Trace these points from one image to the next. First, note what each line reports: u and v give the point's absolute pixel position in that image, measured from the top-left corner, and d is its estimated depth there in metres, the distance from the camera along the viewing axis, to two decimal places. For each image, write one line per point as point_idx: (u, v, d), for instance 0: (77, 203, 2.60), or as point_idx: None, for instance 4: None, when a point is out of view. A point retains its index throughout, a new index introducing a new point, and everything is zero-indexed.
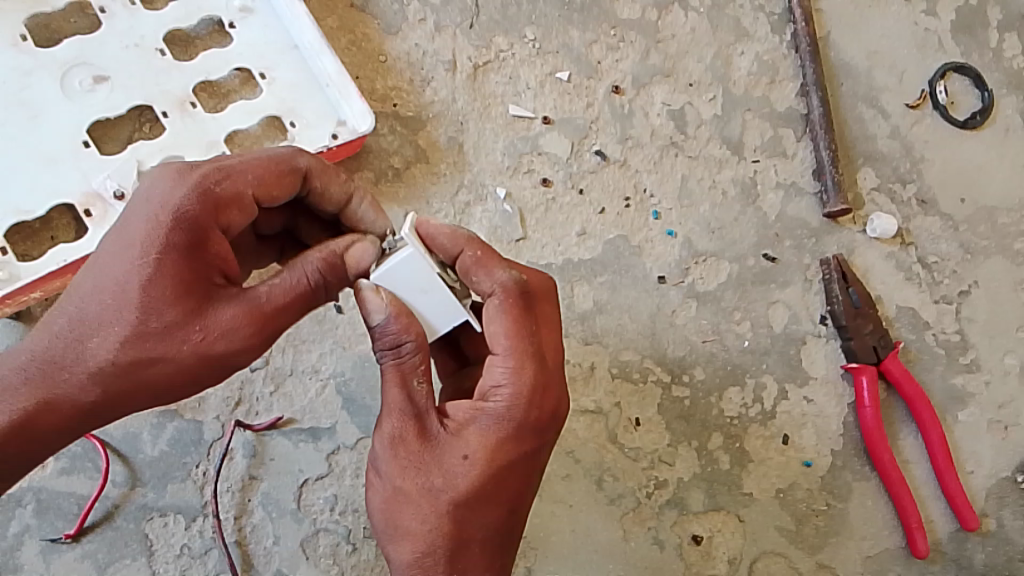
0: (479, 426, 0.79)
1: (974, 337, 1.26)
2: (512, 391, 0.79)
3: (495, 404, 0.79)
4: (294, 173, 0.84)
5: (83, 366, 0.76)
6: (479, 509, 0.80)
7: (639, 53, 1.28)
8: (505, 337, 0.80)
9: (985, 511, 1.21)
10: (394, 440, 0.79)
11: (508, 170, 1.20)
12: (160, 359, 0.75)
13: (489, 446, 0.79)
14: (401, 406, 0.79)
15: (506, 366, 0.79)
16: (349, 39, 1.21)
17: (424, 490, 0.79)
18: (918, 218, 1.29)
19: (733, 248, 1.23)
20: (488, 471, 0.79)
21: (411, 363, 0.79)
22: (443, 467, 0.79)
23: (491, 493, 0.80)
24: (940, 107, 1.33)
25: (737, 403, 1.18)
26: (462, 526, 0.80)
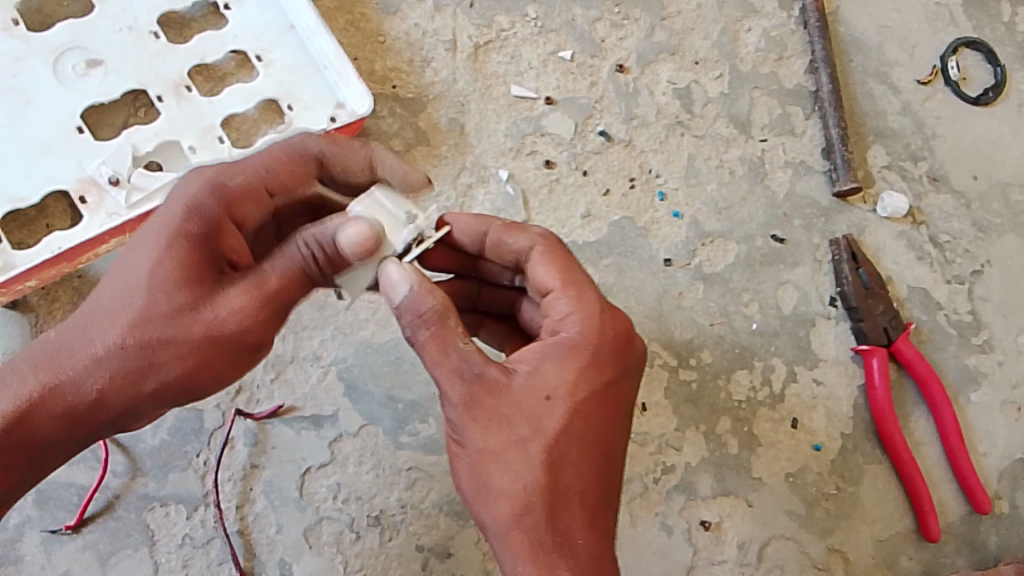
0: (551, 364, 0.77)
1: (987, 316, 1.24)
2: (580, 321, 0.78)
3: (563, 339, 0.78)
4: (309, 162, 0.85)
5: (88, 359, 0.76)
6: (570, 453, 0.76)
7: (643, 30, 1.25)
8: (557, 274, 0.81)
9: (999, 493, 1.19)
10: (467, 403, 0.75)
11: (510, 151, 1.18)
12: (168, 345, 0.76)
13: (567, 380, 0.76)
14: (459, 368, 0.75)
15: (566, 297, 0.80)
16: (346, 19, 1.19)
17: (509, 445, 0.75)
18: (930, 195, 1.27)
19: (741, 229, 1.21)
20: (573, 402, 0.76)
21: (450, 322, 0.75)
22: (524, 413, 0.75)
23: (578, 432, 0.76)
24: (953, 83, 1.31)
25: (746, 386, 1.16)
26: (561, 477, 0.75)
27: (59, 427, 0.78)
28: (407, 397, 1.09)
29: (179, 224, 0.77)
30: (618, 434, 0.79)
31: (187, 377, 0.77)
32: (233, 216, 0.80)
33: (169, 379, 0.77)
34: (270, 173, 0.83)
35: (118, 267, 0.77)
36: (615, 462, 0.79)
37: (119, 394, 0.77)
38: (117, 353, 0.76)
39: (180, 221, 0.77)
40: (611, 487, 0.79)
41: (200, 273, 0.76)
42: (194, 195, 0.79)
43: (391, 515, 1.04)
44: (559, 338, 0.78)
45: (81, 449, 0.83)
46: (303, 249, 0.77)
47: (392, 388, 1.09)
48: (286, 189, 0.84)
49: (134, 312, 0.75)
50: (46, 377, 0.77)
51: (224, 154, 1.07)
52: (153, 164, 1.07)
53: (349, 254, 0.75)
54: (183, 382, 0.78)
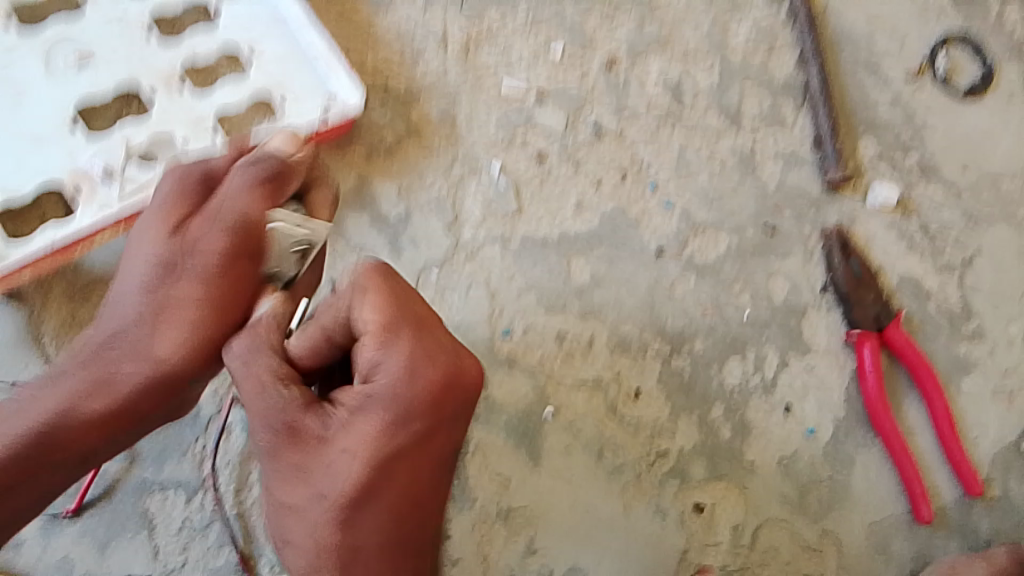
0: (359, 422, 0.73)
1: (978, 305, 1.25)
2: (401, 372, 0.73)
3: (381, 389, 0.73)
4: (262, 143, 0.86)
5: (116, 342, 0.80)
6: (361, 516, 0.76)
7: (634, 21, 1.26)
8: (370, 322, 0.73)
9: (991, 478, 1.20)
10: (271, 450, 0.76)
11: (502, 143, 1.19)
12: (179, 298, 0.79)
13: (365, 441, 0.73)
14: (265, 414, 0.75)
15: (373, 350, 0.73)
16: (337, 12, 1.19)
17: (307, 495, 0.76)
18: (920, 185, 1.28)
19: (732, 219, 1.22)
20: (365, 466, 0.73)
21: (263, 368, 0.76)
22: (325, 464, 0.74)
23: (377, 487, 0.75)
24: (940, 76, 1.32)
25: (738, 374, 1.17)
26: (353, 529, 0.77)
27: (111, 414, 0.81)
28: None
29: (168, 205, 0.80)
30: (423, 481, 0.78)
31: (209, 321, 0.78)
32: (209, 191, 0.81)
33: (185, 335, 0.79)
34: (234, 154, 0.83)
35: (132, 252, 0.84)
36: (416, 513, 0.79)
37: (143, 361, 0.79)
38: (137, 323, 0.79)
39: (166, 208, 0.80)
40: (407, 533, 0.80)
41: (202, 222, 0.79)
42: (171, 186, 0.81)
43: None
44: (375, 387, 0.73)
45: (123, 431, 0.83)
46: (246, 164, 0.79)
47: None
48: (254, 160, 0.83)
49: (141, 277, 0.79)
50: (88, 369, 0.80)
51: (215, 146, 1.08)
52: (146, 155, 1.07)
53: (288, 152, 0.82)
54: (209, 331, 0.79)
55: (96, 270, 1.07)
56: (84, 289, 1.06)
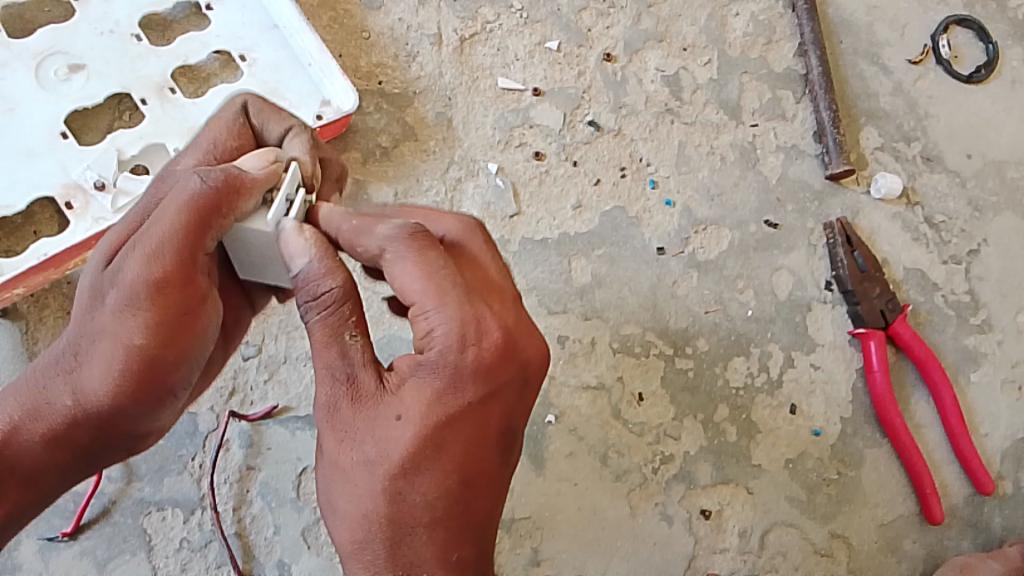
0: (415, 380, 0.68)
1: (986, 296, 1.23)
2: (475, 327, 0.67)
3: (465, 361, 0.67)
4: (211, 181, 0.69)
5: (54, 373, 0.74)
6: (415, 483, 0.68)
7: (630, 18, 1.25)
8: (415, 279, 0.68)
9: (1003, 474, 1.19)
10: (329, 410, 0.70)
11: (499, 144, 1.17)
12: (106, 333, 0.70)
13: (425, 401, 0.67)
14: (331, 366, 0.70)
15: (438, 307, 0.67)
16: (330, 16, 1.18)
17: (360, 463, 0.69)
18: (924, 175, 1.26)
19: (734, 215, 1.20)
20: (425, 424, 0.67)
21: (337, 314, 0.70)
22: (376, 422, 0.68)
23: (442, 450, 0.68)
24: (944, 63, 1.30)
25: (743, 373, 1.15)
26: (404, 503, 0.68)
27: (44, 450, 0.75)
28: None
29: (168, 304, 0.69)
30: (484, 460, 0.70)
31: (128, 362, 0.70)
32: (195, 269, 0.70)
33: (105, 370, 0.70)
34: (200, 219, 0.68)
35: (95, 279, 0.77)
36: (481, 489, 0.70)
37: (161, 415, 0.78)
38: (74, 358, 0.73)
39: (168, 305, 0.69)
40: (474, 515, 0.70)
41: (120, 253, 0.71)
42: (153, 279, 0.68)
43: None
44: (455, 355, 0.67)
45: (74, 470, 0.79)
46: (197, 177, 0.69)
47: None
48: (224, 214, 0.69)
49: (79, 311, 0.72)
50: (21, 397, 0.75)
51: None
52: (139, 167, 1.06)
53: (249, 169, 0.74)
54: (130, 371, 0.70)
55: None
56: None
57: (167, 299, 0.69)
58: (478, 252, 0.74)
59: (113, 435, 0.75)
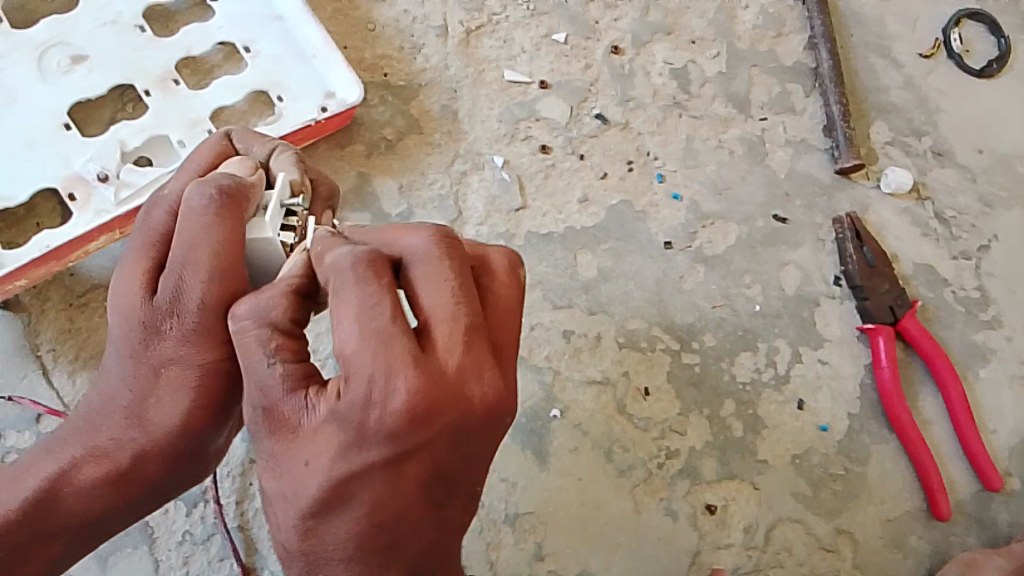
0: (326, 423, 0.59)
1: (995, 292, 1.22)
2: (380, 384, 0.57)
3: (373, 417, 0.57)
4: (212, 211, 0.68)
5: (116, 417, 0.78)
6: (329, 525, 0.61)
7: (637, 10, 1.24)
8: (351, 314, 0.58)
9: (1011, 471, 1.18)
10: (249, 433, 0.64)
11: (505, 137, 1.17)
12: (169, 377, 0.74)
13: (338, 449, 0.59)
14: (249, 393, 0.63)
15: (360, 345, 0.57)
16: (335, 8, 1.18)
17: (279, 494, 0.62)
18: (934, 170, 1.25)
19: (741, 209, 1.19)
20: (332, 473, 0.59)
21: (253, 340, 0.63)
22: (289, 460, 0.61)
23: (351, 499, 0.60)
24: (955, 56, 1.29)
25: (749, 368, 1.15)
26: (319, 542, 0.62)
27: (114, 487, 0.81)
28: None
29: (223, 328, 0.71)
30: (411, 508, 0.62)
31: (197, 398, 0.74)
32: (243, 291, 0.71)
33: (177, 405, 0.75)
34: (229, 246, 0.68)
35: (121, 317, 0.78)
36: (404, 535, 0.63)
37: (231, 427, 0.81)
38: (133, 403, 0.76)
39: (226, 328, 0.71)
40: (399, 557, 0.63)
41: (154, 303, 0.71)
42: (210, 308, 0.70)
43: None
44: (366, 409, 0.57)
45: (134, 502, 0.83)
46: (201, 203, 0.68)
47: None
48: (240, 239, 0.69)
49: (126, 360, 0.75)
50: (84, 438, 0.80)
51: None
52: (142, 158, 1.06)
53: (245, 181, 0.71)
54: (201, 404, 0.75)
55: (95, 278, 1.06)
56: (82, 296, 1.05)
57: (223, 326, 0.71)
58: (425, 278, 0.62)
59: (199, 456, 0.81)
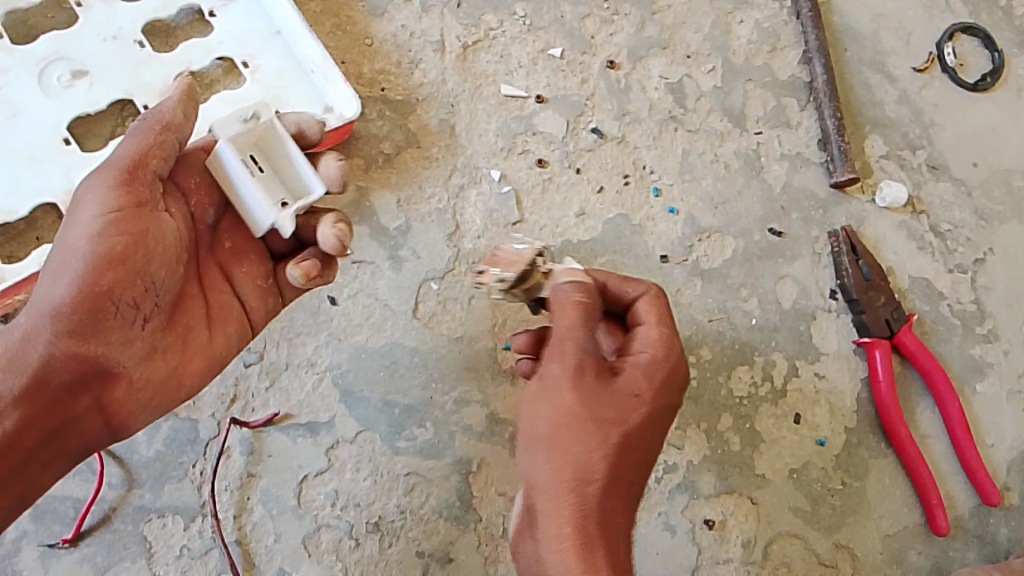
0: (639, 375, 0.85)
1: (991, 305, 1.23)
2: (661, 352, 0.87)
3: (665, 372, 0.86)
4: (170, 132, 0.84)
5: (66, 334, 0.81)
6: (621, 458, 0.82)
7: (634, 25, 1.24)
8: (653, 309, 0.91)
9: (1009, 485, 1.18)
10: (573, 377, 0.83)
11: (502, 151, 1.17)
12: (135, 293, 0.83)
13: (657, 393, 0.85)
14: (576, 344, 0.84)
15: (653, 332, 0.89)
16: (333, 23, 1.18)
17: (593, 424, 0.82)
18: (929, 184, 1.25)
19: (738, 223, 1.19)
20: (647, 414, 0.84)
21: (579, 297, 0.85)
22: (604, 397, 0.83)
23: (642, 439, 0.84)
24: (949, 70, 1.29)
25: (747, 382, 1.15)
26: (612, 478, 0.82)
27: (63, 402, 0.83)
28: (403, 402, 1.07)
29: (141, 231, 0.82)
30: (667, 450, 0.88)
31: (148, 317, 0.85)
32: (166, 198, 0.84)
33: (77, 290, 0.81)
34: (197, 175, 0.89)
35: (56, 244, 0.82)
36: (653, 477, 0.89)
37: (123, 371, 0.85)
38: (90, 319, 0.81)
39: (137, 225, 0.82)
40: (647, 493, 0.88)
41: (136, 220, 0.82)
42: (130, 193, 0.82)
43: (390, 521, 1.04)
44: (653, 371, 0.86)
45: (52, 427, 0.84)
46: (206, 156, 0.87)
47: (388, 393, 1.07)
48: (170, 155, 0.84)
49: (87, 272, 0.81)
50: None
51: None
52: None
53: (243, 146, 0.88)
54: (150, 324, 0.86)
55: None
56: None
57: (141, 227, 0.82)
58: (651, 296, 0.92)
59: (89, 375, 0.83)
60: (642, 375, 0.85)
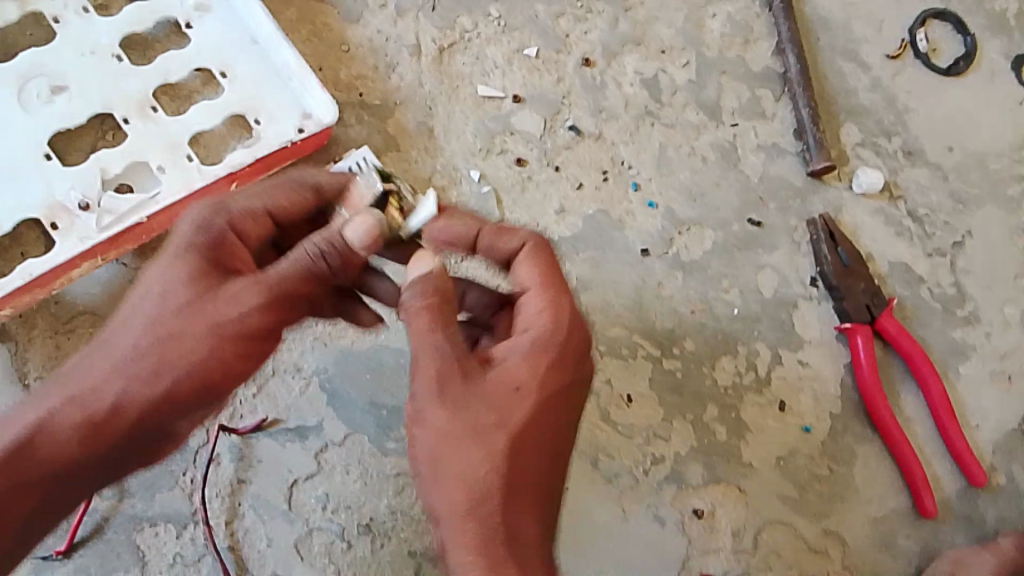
0: (518, 361, 0.79)
1: (971, 288, 1.24)
2: (540, 331, 0.80)
3: (552, 355, 0.79)
4: (304, 191, 0.88)
5: (109, 366, 0.79)
6: (524, 461, 0.76)
7: (607, 22, 1.25)
8: (537, 277, 0.83)
9: (995, 465, 1.19)
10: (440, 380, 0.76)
11: (480, 151, 1.18)
12: (182, 345, 0.79)
13: (540, 376, 0.78)
14: (435, 345, 0.77)
15: (538, 306, 0.82)
16: (308, 30, 1.19)
17: (475, 430, 0.76)
18: (905, 170, 1.27)
19: (716, 215, 1.20)
20: (541, 400, 0.77)
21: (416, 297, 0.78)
22: (482, 394, 0.77)
23: (535, 433, 0.77)
24: (922, 56, 1.31)
25: (731, 371, 1.16)
26: (514, 482, 0.76)
27: (78, 443, 0.79)
28: (390, 403, 1.09)
29: (187, 248, 0.81)
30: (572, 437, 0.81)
31: (196, 378, 0.80)
32: (237, 232, 0.85)
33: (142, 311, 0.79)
34: (272, 199, 0.87)
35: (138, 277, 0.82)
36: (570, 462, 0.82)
37: (151, 395, 0.79)
38: (136, 357, 0.79)
39: (191, 236, 0.82)
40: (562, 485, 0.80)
41: (203, 278, 0.80)
42: (202, 214, 0.84)
43: (381, 522, 1.05)
44: (540, 356, 0.79)
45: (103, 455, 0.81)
46: (316, 250, 0.81)
47: (375, 394, 1.09)
48: (283, 213, 0.88)
49: (148, 318, 0.79)
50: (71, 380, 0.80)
51: (193, 171, 1.06)
52: (124, 186, 1.07)
53: (359, 249, 0.81)
54: (193, 389, 0.80)
55: (77, 303, 1.07)
56: (67, 325, 1.06)
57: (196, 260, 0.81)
58: (526, 258, 0.84)
59: (120, 400, 0.79)
60: (522, 363, 0.78)
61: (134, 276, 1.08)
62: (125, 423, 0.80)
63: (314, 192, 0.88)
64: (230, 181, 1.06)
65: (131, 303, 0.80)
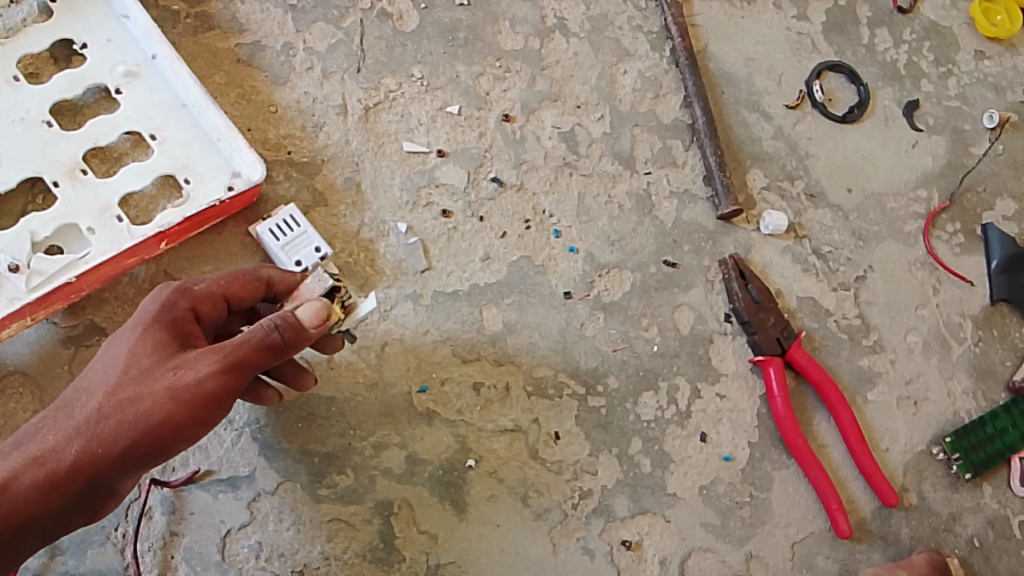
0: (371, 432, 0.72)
1: (875, 319, 1.32)
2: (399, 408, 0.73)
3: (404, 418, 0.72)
4: (258, 281, 0.97)
5: (69, 427, 0.82)
6: None
7: (525, 80, 1.32)
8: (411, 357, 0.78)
9: (907, 486, 1.25)
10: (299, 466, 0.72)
11: (407, 205, 1.24)
12: (139, 404, 0.82)
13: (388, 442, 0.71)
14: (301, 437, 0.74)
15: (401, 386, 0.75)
16: (238, 93, 1.25)
17: None
18: (809, 211, 1.35)
19: (634, 257, 1.27)
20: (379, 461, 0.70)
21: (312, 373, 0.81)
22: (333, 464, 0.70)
23: None
24: (819, 106, 1.40)
25: (653, 407, 1.21)
26: None
27: (38, 496, 0.81)
28: (322, 450, 1.12)
29: (148, 321, 0.87)
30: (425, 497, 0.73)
31: (149, 435, 0.83)
32: (196, 313, 0.92)
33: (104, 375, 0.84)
34: (229, 285, 0.95)
35: (102, 349, 0.88)
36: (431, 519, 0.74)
37: (105, 450, 0.82)
38: (95, 418, 0.82)
39: (153, 314, 0.88)
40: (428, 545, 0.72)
41: (163, 348, 0.86)
42: (165, 295, 0.90)
43: (315, 568, 1.09)
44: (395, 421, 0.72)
45: (59, 508, 0.83)
46: (270, 324, 0.86)
47: (307, 442, 1.12)
48: (237, 301, 0.96)
49: (110, 382, 0.84)
50: (34, 439, 0.83)
51: (123, 232, 1.10)
52: (53, 248, 1.10)
53: (310, 325, 0.87)
54: (145, 445, 0.83)
55: (11, 362, 1.10)
56: None
57: (156, 330, 0.87)
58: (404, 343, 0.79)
59: (80, 457, 0.82)
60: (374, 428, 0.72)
61: (66, 334, 1.11)
62: (82, 478, 0.82)
63: (264, 283, 0.98)
64: (159, 240, 1.10)
65: (96, 372, 0.85)
